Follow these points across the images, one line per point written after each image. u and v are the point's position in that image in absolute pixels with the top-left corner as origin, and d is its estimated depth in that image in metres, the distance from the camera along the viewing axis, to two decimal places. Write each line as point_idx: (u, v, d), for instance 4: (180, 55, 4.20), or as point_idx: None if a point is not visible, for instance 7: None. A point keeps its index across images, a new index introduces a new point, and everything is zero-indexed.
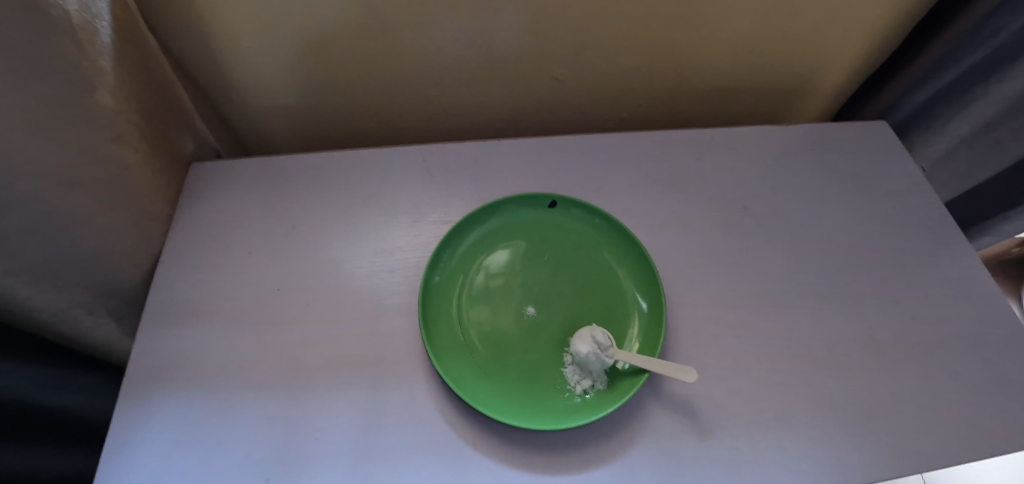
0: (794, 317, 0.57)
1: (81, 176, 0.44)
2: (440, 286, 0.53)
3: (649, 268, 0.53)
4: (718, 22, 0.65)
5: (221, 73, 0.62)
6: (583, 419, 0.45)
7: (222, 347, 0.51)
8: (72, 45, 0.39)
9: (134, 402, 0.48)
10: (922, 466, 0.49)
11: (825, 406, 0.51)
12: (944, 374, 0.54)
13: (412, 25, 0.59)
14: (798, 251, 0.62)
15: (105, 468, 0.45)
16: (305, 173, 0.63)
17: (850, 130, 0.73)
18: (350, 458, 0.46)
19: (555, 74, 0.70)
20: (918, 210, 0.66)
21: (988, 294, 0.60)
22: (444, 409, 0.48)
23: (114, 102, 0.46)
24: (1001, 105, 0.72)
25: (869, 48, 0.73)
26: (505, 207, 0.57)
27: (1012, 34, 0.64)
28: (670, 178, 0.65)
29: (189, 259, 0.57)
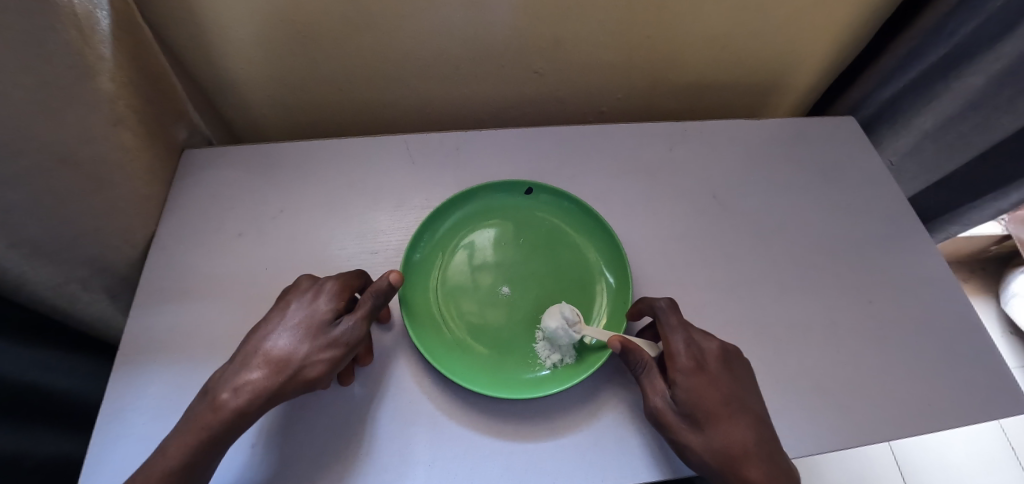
0: (756, 298, 0.60)
1: (79, 156, 0.47)
2: (420, 265, 0.56)
3: (618, 251, 0.56)
4: (694, 19, 0.68)
5: (216, 64, 0.65)
6: (550, 389, 0.48)
7: (211, 322, 0.54)
8: (74, 33, 0.42)
9: (127, 373, 0.51)
10: (868, 435, 0.53)
11: (780, 381, 0.55)
12: (894, 352, 0.58)
13: (398, 19, 0.62)
14: (764, 237, 0.65)
15: (100, 432, 0.48)
16: (294, 160, 0.66)
17: (819, 125, 0.76)
18: (330, 425, 0.48)
19: (535, 69, 0.73)
20: (880, 200, 0.70)
21: (942, 280, 0.64)
22: (421, 381, 0.51)
23: (114, 89, 0.49)
24: (962, 102, 0.76)
25: (838, 47, 0.76)
26: (483, 192, 0.60)
27: (969, 35, 0.67)
28: (643, 168, 0.68)
29: (181, 240, 0.59)
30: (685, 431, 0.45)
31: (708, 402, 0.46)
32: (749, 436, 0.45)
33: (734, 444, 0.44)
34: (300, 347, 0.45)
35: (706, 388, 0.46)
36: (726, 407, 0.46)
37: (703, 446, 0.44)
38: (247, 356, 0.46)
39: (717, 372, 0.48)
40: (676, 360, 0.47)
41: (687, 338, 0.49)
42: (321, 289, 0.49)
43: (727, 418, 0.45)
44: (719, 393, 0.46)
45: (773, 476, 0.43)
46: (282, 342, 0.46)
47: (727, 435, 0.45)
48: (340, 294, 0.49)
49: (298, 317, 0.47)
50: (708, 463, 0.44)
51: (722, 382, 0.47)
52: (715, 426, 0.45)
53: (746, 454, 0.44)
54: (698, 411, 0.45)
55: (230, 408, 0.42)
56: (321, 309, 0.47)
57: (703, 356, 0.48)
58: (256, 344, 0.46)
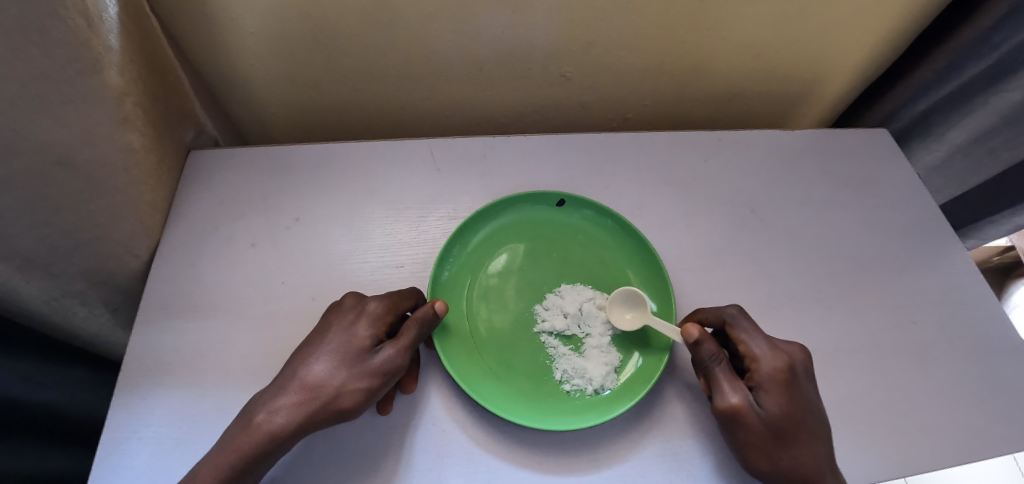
0: (796, 318, 0.58)
1: (81, 159, 0.42)
2: (450, 282, 0.53)
3: (659, 271, 0.53)
4: (734, 24, 0.65)
5: (227, 58, 0.60)
6: (594, 419, 0.45)
7: (223, 340, 0.50)
8: (80, 21, 0.37)
9: (130, 396, 0.47)
10: (916, 462, 0.52)
11: (827, 406, 0.53)
12: (937, 376, 0.57)
13: (426, 16, 0.58)
14: (802, 254, 0.63)
15: (100, 463, 0.43)
16: (311, 164, 0.61)
17: (852, 137, 0.74)
18: (357, 457, 0.45)
19: (564, 72, 0.70)
20: (914, 215, 0.69)
21: (978, 299, 0.63)
22: (454, 407, 0.48)
23: (121, 84, 0.44)
24: (998, 116, 0.74)
25: (874, 57, 0.74)
26: (516, 205, 0.57)
27: (1013, 49, 0.65)
28: (677, 179, 0.65)
29: (189, 250, 0.55)
30: (760, 438, 0.42)
31: (789, 417, 0.43)
32: (823, 458, 0.43)
33: (810, 464, 0.42)
34: (339, 374, 0.42)
35: (790, 402, 0.44)
36: (806, 423, 0.44)
37: (775, 455, 0.42)
38: (283, 379, 0.42)
39: (800, 385, 0.45)
40: (757, 372, 0.45)
41: (771, 347, 0.46)
42: (363, 311, 0.45)
43: (807, 434, 0.43)
44: (800, 409, 0.44)
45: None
46: (319, 367, 0.42)
47: (805, 453, 0.43)
48: (383, 317, 0.45)
49: (338, 339, 0.43)
50: (775, 477, 0.42)
51: (803, 398, 0.44)
52: (793, 442, 0.43)
53: (819, 475, 0.42)
54: (777, 423, 0.43)
55: (263, 433, 0.39)
56: (362, 334, 0.44)
57: (793, 366, 0.46)
58: (292, 368, 0.43)
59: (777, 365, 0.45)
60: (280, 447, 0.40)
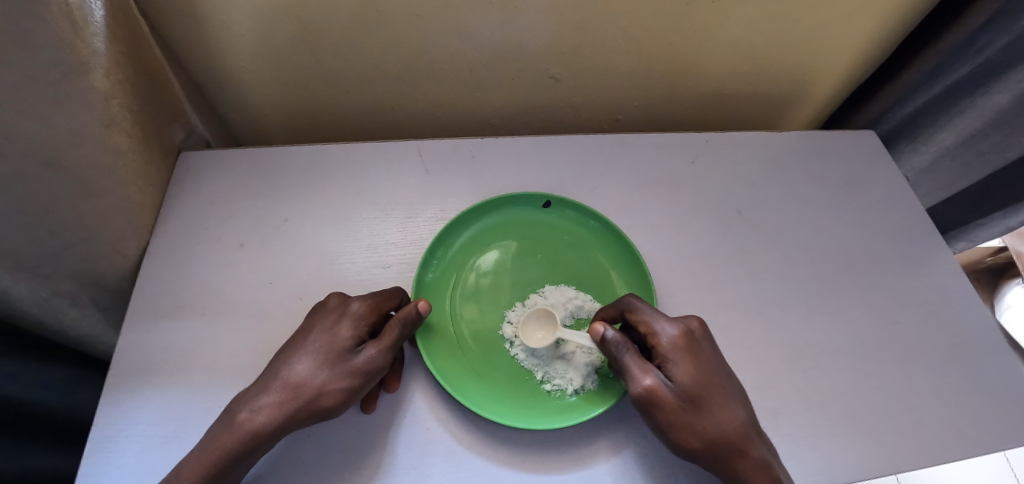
0: (779, 319, 0.59)
1: (69, 161, 0.43)
2: (435, 282, 0.53)
3: (641, 271, 0.54)
4: (720, 27, 0.66)
5: (216, 59, 0.61)
6: (574, 419, 0.45)
7: (210, 340, 0.51)
8: (66, 27, 0.38)
9: (118, 395, 0.47)
10: (895, 462, 0.52)
11: (808, 406, 0.54)
12: (918, 377, 0.58)
13: (413, 19, 0.59)
14: (786, 256, 0.63)
15: (87, 461, 0.44)
16: (299, 165, 0.62)
17: (839, 139, 0.75)
18: (341, 455, 0.45)
19: (553, 74, 0.70)
20: (900, 217, 0.69)
21: (962, 301, 0.64)
22: (437, 406, 0.48)
23: (108, 87, 0.45)
24: (984, 118, 0.75)
25: (861, 59, 0.75)
26: (501, 206, 0.57)
27: (997, 52, 0.66)
28: (664, 180, 0.66)
29: (178, 250, 0.56)
30: (679, 412, 0.42)
31: (700, 383, 0.44)
32: (742, 416, 0.44)
33: (731, 425, 0.43)
34: (321, 373, 0.42)
35: (696, 367, 0.44)
36: (717, 385, 0.44)
37: (699, 427, 0.42)
38: (266, 378, 0.43)
39: (704, 349, 0.46)
40: (659, 346, 0.45)
41: (665, 322, 0.47)
42: (346, 311, 0.46)
43: (720, 395, 0.44)
44: (707, 373, 0.44)
45: (765, 450, 0.43)
46: (301, 367, 0.43)
47: (724, 415, 0.43)
48: (365, 317, 0.45)
49: (321, 339, 0.44)
50: (703, 450, 0.42)
51: (709, 360, 0.45)
52: (711, 407, 0.43)
53: (738, 436, 0.42)
54: (690, 391, 0.43)
55: (245, 431, 0.40)
56: (345, 334, 0.44)
57: (692, 334, 0.46)
58: (275, 367, 0.43)
59: (675, 337, 0.45)
60: (263, 444, 0.41)
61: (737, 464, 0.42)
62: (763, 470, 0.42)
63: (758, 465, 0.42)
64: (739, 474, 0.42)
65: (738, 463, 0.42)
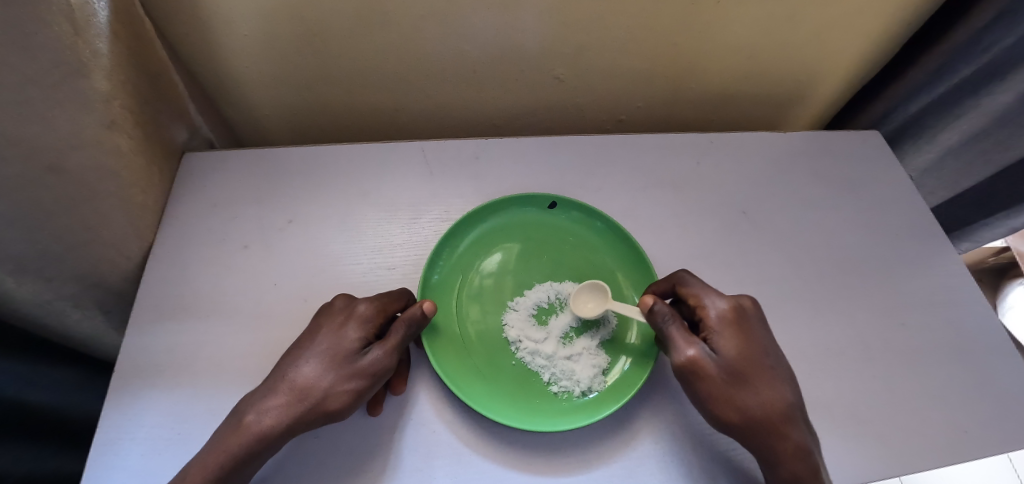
0: (785, 319, 0.59)
1: (71, 163, 0.43)
2: (440, 284, 0.53)
3: (647, 272, 0.54)
4: (724, 27, 0.66)
5: (219, 60, 0.61)
6: (581, 420, 0.45)
7: (215, 341, 0.51)
8: (67, 27, 0.37)
9: (123, 397, 0.47)
10: (902, 463, 0.52)
11: (815, 407, 0.54)
12: (924, 378, 0.58)
13: (416, 19, 0.58)
14: (791, 256, 0.63)
15: (93, 464, 0.44)
16: (303, 165, 0.62)
17: (843, 139, 0.75)
18: (347, 457, 0.45)
19: (557, 74, 0.70)
20: (904, 217, 0.69)
21: (967, 301, 0.64)
22: (443, 407, 0.48)
23: (109, 88, 0.45)
24: (988, 118, 0.75)
25: (865, 59, 0.74)
26: (507, 208, 0.57)
27: (1002, 51, 0.66)
28: (669, 181, 0.66)
29: (182, 251, 0.56)
30: (722, 385, 0.43)
31: (744, 360, 0.44)
32: (788, 397, 0.44)
33: (775, 403, 0.43)
34: (328, 376, 0.42)
35: (742, 345, 0.45)
36: (764, 363, 0.45)
37: (740, 402, 0.43)
38: (273, 380, 0.43)
39: (752, 328, 0.46)
40: (707, 319, 0.46)
41: (715, 297, 0.47)
42: (353, 313, 0.46)
43: (766, 374, 0.44)
44: (755, 351, 0.45)
45: (804, 435, 0.43)
46: (308, 369, 0.42)
47: (767, 393, 0.43)
48: (371, 319, 0.45)
49: (327, 341, 0.44)
50: (742, 426, 0.42)
51: (758, 339, 0.46)
52: (754, 384, 0.43)
53: (781, 414, 0.43)
54: (734, 366, 0.44)
55: (253, 433, 0.40)
56: (352, 335, 0.44)
57: (741, 310, 0.47)
58: (282, 369, 0.43)
59: (725, 311, 0.46)
60: (270, 447, 0.40)
61: (776, 443, 0.42)
62: (802, 454, 0.42)
63: (797, 448, 0.42)
64: (775, 453, 0.42)
65: (777, 443, 0.42)
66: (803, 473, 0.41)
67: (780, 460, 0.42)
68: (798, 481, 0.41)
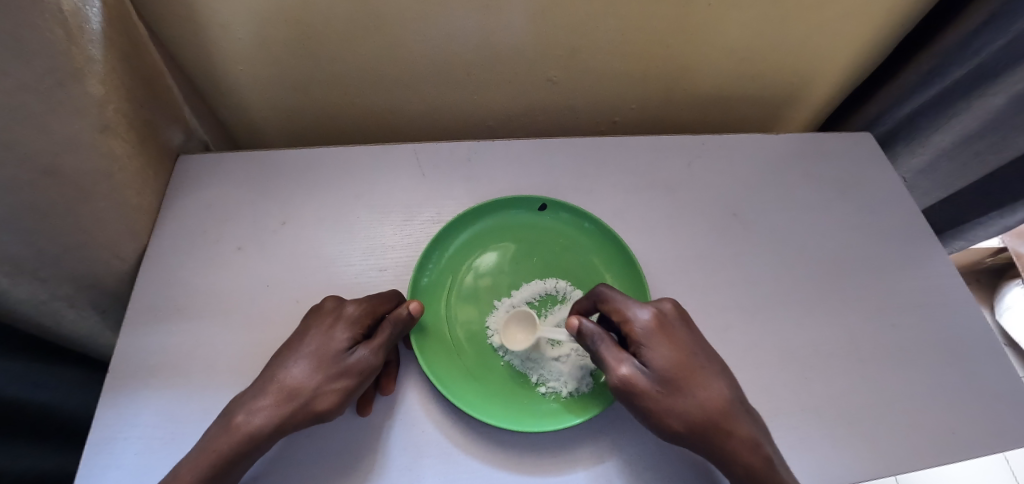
0: (775, 321, 0.59)
1: (65, 167, 0.43)
2: (430, 286, 0.54)
3: (636, 273, 0.54)
4: (715, 30, 0.66)
5: (213, 63, 0.61)
6: (569, 421, 0.46)
7: (207, 342, 0.51)
8: (61, 33, 0.38)
9: (117, 397, 0.48)
10: (889, 464, 0.52)
11: (803, 407, 0.54)
12: (913, 378, 0.58)
13: (408, 22, 0.59)
14: (781, 258, 0.63)
15: (87, 462, 0.44)
16: (297, 167, 0.62)
17: (835, 141, 0.75)
18: (337, 457, 0.46)
19: (550, 77, 0.70)
20: (895, 219, 0.69)
21: (957, 302, 0.64)
22: (432, 408, 0.49)
23: (103, 92, 0.45)
24: (981, 120, 0.75)
25: (857, 61, 0.75)
26: (496, 210, 0.58)
27: (993, 54, 0.66)
28: (660, 182, 0.66)
29: (176, 253, 0.56)
30: (661, 396, 0.43)
31: (677, 365, 0.44)
32: (726, 393, 0.44)
33: (714, 403, 0.43)
34: (316, 376, 0.43)
35: (670, 350, 0.45)
36: (695, 363, 0.45)
37: (681, 409, 0.42)
38: (262, 381, 0.43)
39: (677, 330, 0.46)
40: (633, 332, 0.45)
41: (635, 308, 0.46)
42: (342, 314, 0.46)
43: (699, 373, 0.44)
44: (684, 353, 0.45)
45: (751, 426, 0.43)
46: (297, 370, 0.43)
47: (705, 393, 0.43)
48: (360, 321, 0.46)
49: (316, 342, 0.44)
50: (687, 432, 0.42)
51: (685, 341, 0.45)
52: (690, 388, 0.43)
53: (723, 413, 0.43)
54: (667, 374, 0.44)
55: (242, 434, 0.40)
56: (340, 337, 0.44)
57: (663, 317, 0.46)
58: (272, 371, 0.44)
59: (648, 322, 0.45)
60: (259, 447, 0.41)
61: (726, 443, 0.42)
62: (752, 447, 0.42)
63: (746, 443, 0.42)
64: (728, 452, 0.42)
65: (725, 442, 0.42)
66: (756, 467, 0.42)
67: (734, 457, 0.42)
68: (752, 474, 0.42)
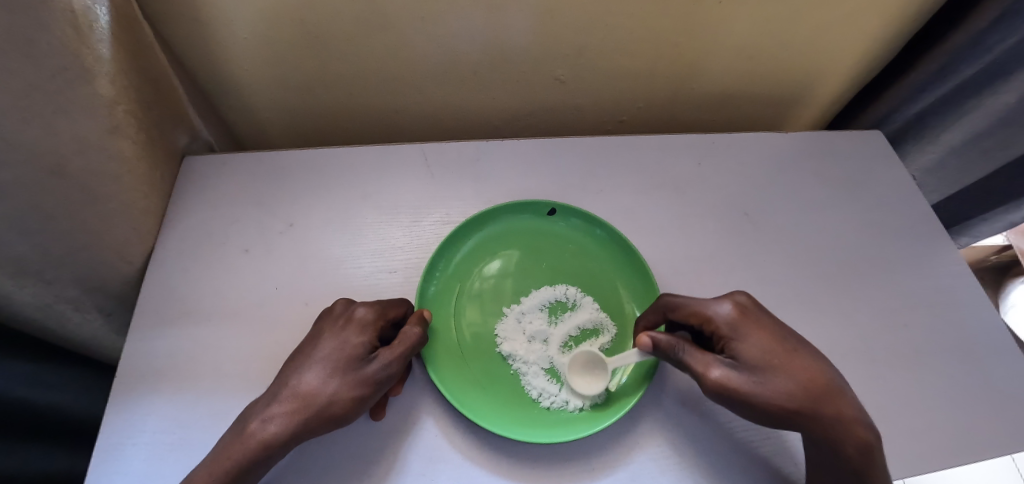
0: (788, 319, 0.58)
1: (73, 169, 0.43)
2: (438, 294, 0.53)
3: (646, 280, 0.54)
4: (726, 27, 0.65)
5: (219, 63, 0.60)
6: (583, 430, 0.45)
7: (216, 345, 0.50)
8: (71, 32, 0.37)
9: (125, 402, 0.47)
10: (904, 464, 0.52)
11: None
12: (927, 378, 0.57)
13: (418, 21, 0.58)
14: (793, 257, 0.63)
15: (96, 468, 0.44)
16: (304, 168, 0.62)
17: (845, 139, 0.74)
18: (349, 463, 0.45)
19: (558, 76, 0.70)
20: (906, 217, 0.69)
21: (968, 300, 0.64)
22: (444, 411, 0.48)
23: (112, 93, 0.44)
24: (992, 119, 0.75)
25: (867, 59, 0.74)
26: (503, 216, 0.57)
27: (1007, 51, 0.65)
28: (670, 182, 0.65)
29: (183, 255, 0.55)
30: (761, 387, 0.42)
31: (772, 351, 0.44)
32: (824, 371, 0.44)
33: (813, 381, 0.43)
34: (332, 381, 0.42)
35: (761, 338, 0.45)
36: (788, 346, 0.45)
37: (783, 396, 0.42)
38: (276, 387, 0.42)
39: (763, 320, 0.46)
40: (719, 328, 0.46)
41: (714, 307, 0.46)
42: (353, 317, 0.45)
43: (795, 356, 0.44)
44: (775, 340, 0.45)
45: (853, 401, 0.44)
46: (310, 376, 0.42)
47: (804, 373, 0.43)
48: (372, 324, 0.45)
49: (329, 347, 0.43)
50: (793, 418, 0.42)
51: (772, 327, 0.46)
52: (788, 372, 0.43)
53: (827, 389, 0.43)
54: (763, 362, 0.43)
55: (256, 441, 0.39)
56: (353, 340, 0.44)
57: (742, 307, 0.47)
58: (284, 376, 0.43)
59: (730, 316, 0.46)
60: (274, 455, 0.40)
61: (835, 422, 0.42)
62: (857, 422, 0.42)
63: (854, 418, 0.42)
64: (835, 431, 0.42)
65: (835, 422, 0.42)
66: (868, 441, 0.42)
67: (843, 436, 0.42)
68: (865, 448, 0.42)
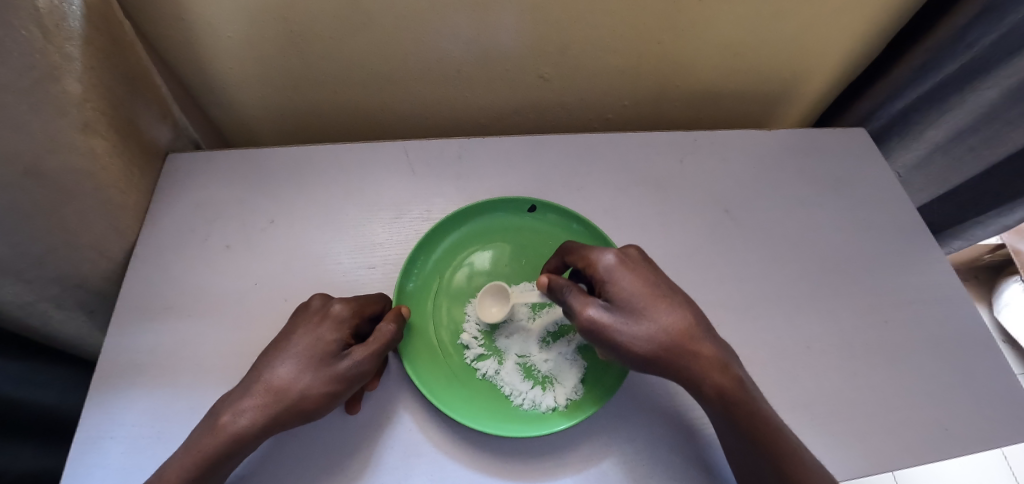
0: (768, 316, 0.59)
1: (46, 168, 0.43)
2: (417, 290, 0.54)
3: None
4: (707, 25, 0.66)
5: (199, 61, 0.61)
6: (561, 423, 0.46)
7: (194, 340, 0.51)
8: (35, 31, 0.38)
9: (103, 395, 0.48)
10: (879, 460, 0.52)
11: (795, 404, 0.54)
12: (905, 375, 0.57)
13: (395, 19, 0.58)
14: (773, 255, 0.63)
15: (73, 461, 0.44)
16: (286, 165, 0.62)
17: (828, 137, 0.75)
18: (325, 456, 0.46)
19: (541, 73, 0.70)
20: (888, 214, 0.69)
21: (949, 298, 0.64)
22: (419, 407, 0.48)
23: (82, 90, 0.45)
24: (974, 114, 0.75)
25: (850, 57, 0.74)
26: (483, 212, 0.57)
27: (986, 48, 0.66)
28: (651, 180, 0.66)
29: (163, 252, 0.56)
30: (629, 329, 0.43)
31: (642, 295, 0.45)
32: (690, 318, 0.45)
33: (678, 327, 0.44)
34: (304, 376, 0.42)
35: (637, 284, 0.45)
36: (660, 292, 0.46)
37: (648, 337, 0.43)
38: (249, 381, 0.43)
39: (642, 268, 0.47)
40: (598, 273, 0.45)
41: (599, 252, 0.46)
42: (329, 313, 0.46)
43: (664, 301, 0.45)
44: (649, 286, 0.45)
45: (716, 346, 0.45)
46: (284, 370, 0.43)
47: (670, 319, 0.44)
48: (348, 320, 0.45)
49: (303, 341, 0.44)
50: (657, 360, 0.43)
51: (649, 275, 0.46)
52: (653, 317, 0.44)
53: (690, 335, 0.44)
54: (633, 305, 0.44)
55: (228, 434, 0.40)
56: (329, 336, 0.44)
57: (624, 256, 0.47)
58: (259, 370, 0.44)
59: (610, 261, 0.46)
60: (246, 447, 0.41)
61: (693, 365, 0.43)
62: (718, 367, 0.44)
63: (713, 362, 0.44)
64: (693, 372, 0.43)
65: (695, 364, 0.43)
66: (727, 386, 0.43)
67: (703, 379, 0.43)
68: (725, 395, 0.43)
